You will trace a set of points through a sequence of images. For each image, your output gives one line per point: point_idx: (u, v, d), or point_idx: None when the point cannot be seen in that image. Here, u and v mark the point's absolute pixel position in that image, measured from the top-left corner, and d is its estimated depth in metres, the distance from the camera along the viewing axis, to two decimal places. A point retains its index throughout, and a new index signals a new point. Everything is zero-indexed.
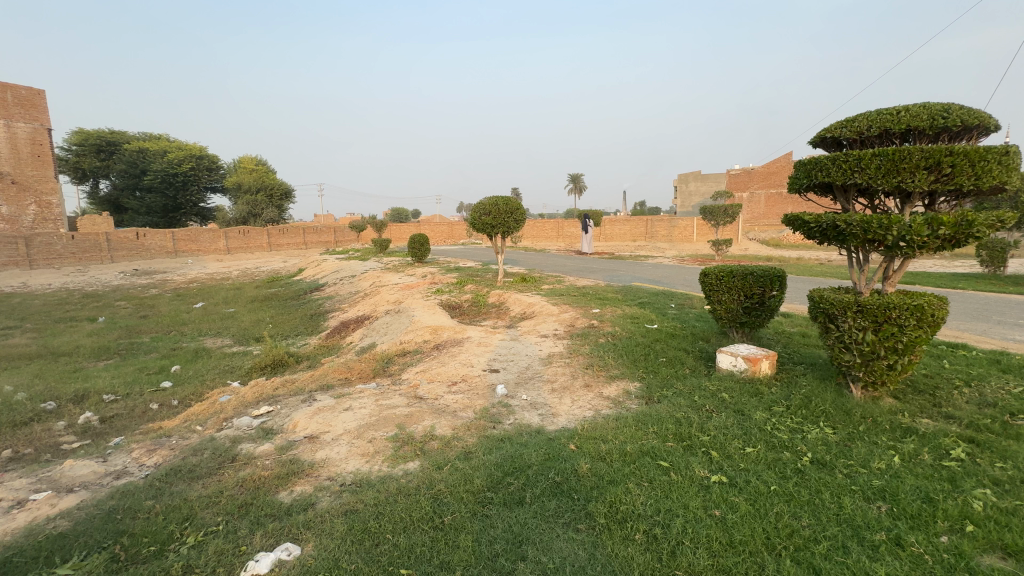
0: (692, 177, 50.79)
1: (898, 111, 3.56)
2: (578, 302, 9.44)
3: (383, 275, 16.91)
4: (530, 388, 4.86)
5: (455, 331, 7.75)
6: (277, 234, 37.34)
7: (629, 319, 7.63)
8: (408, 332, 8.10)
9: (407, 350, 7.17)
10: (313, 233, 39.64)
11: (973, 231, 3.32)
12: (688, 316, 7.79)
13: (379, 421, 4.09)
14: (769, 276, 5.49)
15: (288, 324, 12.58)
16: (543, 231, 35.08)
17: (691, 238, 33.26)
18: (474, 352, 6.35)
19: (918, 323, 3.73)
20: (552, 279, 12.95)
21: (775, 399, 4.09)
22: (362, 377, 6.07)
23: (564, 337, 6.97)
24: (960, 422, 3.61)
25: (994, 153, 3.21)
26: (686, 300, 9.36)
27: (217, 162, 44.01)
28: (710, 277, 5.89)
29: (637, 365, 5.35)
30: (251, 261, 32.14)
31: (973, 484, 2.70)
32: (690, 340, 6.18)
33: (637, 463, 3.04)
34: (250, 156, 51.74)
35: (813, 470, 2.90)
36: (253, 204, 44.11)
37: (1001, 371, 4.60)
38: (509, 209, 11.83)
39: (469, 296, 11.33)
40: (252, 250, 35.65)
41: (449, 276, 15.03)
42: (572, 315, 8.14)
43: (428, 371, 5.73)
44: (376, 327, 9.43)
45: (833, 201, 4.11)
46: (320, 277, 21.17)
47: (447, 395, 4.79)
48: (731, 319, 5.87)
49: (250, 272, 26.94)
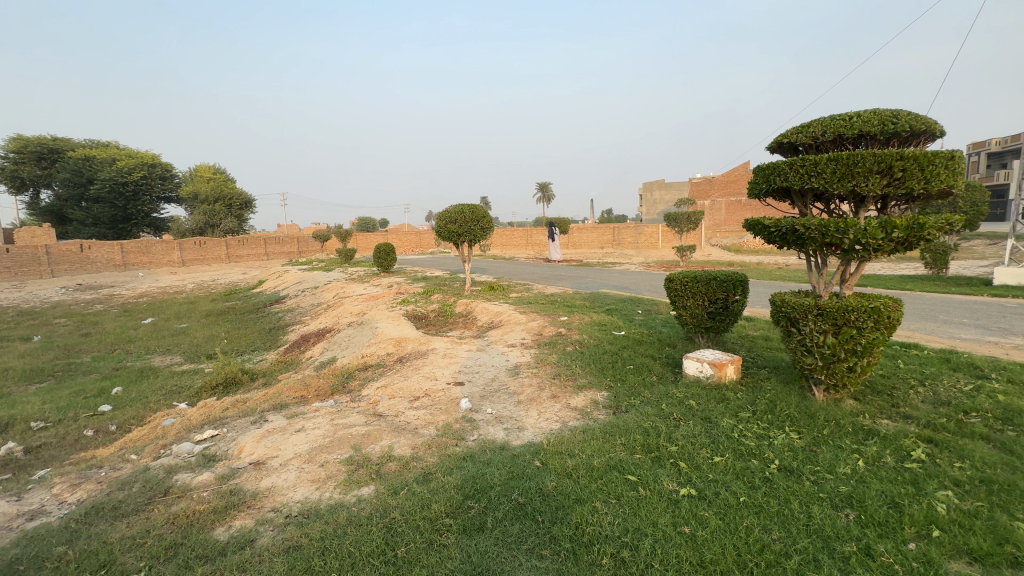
0: (656, 185, 52.06)
1: (850, 117, 3.62)
2: (546, 309, 9.35)
3: (347, 286, 16.42)
4: (495, 400, 4.69)
5: (420, 343, 7.50)
6: (236, 245, 35.94)
7: (596, 326, 7.57)
8: (370, 345, 7.79)
9: (369, 364, 6.88)
10: (275, 243, 38.36)
11: (925, 234, 3.37)
12: (656, 322, 7.80)
13: (333, 443, 3.83)
14: (732, 281, 5.54)
15: (245, 339, 11.98)
16: (513, 239, 35.11)
17: (656, 245, 33.97)
18: (438, 365, 6.13)
19: (876, 324, 3.78)
20: (521, 287, 12.86)
21: (741, 405, 4.07)
22: (319, 395, 5.75)
23: (532, 346, 6.83)
24: (918, 422, 3.66)
25: (941, 158, 3.28)
26: (653, 305, 9.43)
27: (171, 171, 42.17)
28: (675, 282, 5.89)
29: (604, 373, 5.26)
30: (208, 273, 30.76)
31: (935, 486, 2.69)
32: (657, 346, 6.15)
33: (605, 478, 2.91)
34: (208, 164, 49.86)
35: (782, 478, 2.85)
36: (210, 214, 42.41)
37: (951, 370, 4.75)
38: (475, 217, 11.68)
39: (436, 306, 11.08)
40: (209, 262, 34.17)
41: (415, 285, 14.73)
42: (540, 324, 8.04)
43: (390, 386, 5.47)
44: (338, 340, 9.06)
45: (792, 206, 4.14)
46: (281, 289, 20.41)
47: (408, 412, 4.56)
48: (696, 324, 5.88)
49: (207, 285, 25.73)
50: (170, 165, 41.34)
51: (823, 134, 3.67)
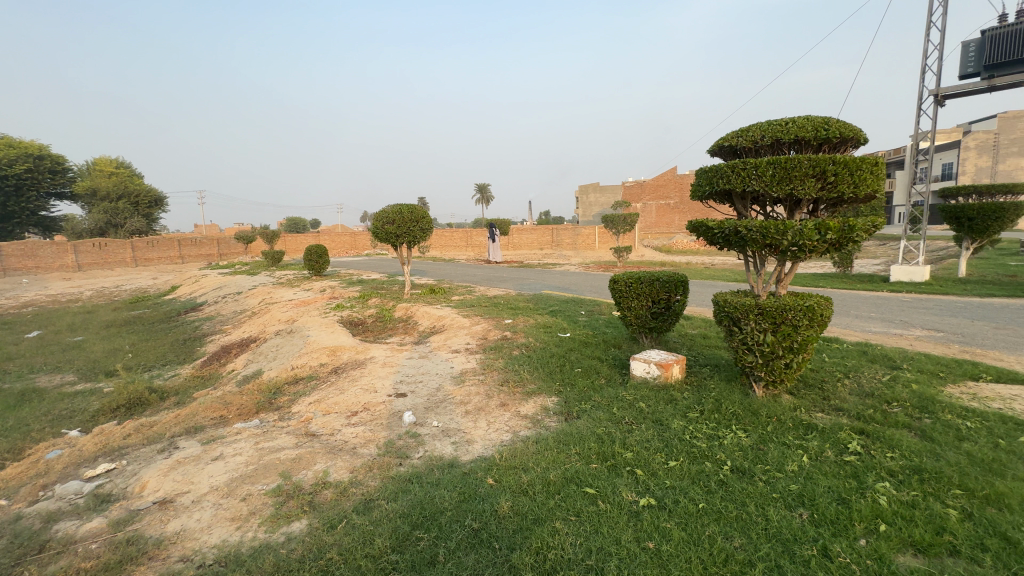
0: (592, 188, 53.62)
1: (786, 122, 3.74)
2: (490, 312, 9.16)
3: (274, 291, 15.28)
4: (441, 412, 4.42)
5: (357, 352, 7.02)
6: (144, 247, 32.53)
7: (542, 329, 7.48)
8: (301, 356, 7.19)
9: (300, 376, 6.32)
10: (191, 245, 35.15)
11: (854, 235, 3.54)
12: (599, 323, 7.85)
13: (257, 472, 3.38)
14: (674, 282, 5.66)
15: (154, 352, 10.73)
16: (452, 241, 34.64)
17: (593, 246, 34.93)
18: (378, 375, 5.73)
19: (810, 322, 3.93)
20: (463, 290, 12.57)
21: (688, 405, 4.10)
22: (241, 414, 5.16)
23: (477, 351, 6.60)
24: (848, 413, 3.85)
25: (867, 163, 3.46)
26: (595, 306, 9.53)
27: (63, 164, 37.43)
28: (620, 284, 5.90)
29: (553, 378, 5.14)
30: (110, 279, 27.57)
31: (874, 478, 2.79)
32: (603, 347, 6.15)
33: (563, 493, 2.76)
34: (109, 157, 44.85)
35: (735, 480, 2.84)
36: (113, 213, 38.13)
37: (870, 362, 5.11)
38: (414, 218, 11.25)
39: (374, 311, 10.53)
40: (112, 266, 30.66)
41: (351, 289, 13.99)
42: (484, 327, 7.82)
43: (324, 401, 5.02)
44: (264, 351, 8.31)
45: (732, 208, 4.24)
46: (198, 295, 18.64)
47: (345, 430, 4.17)
48: (640, 325, 5.93)
49: (109, 292, 23.02)
50: (62, 157, 36.70)
51: (762, 138, 3.77)
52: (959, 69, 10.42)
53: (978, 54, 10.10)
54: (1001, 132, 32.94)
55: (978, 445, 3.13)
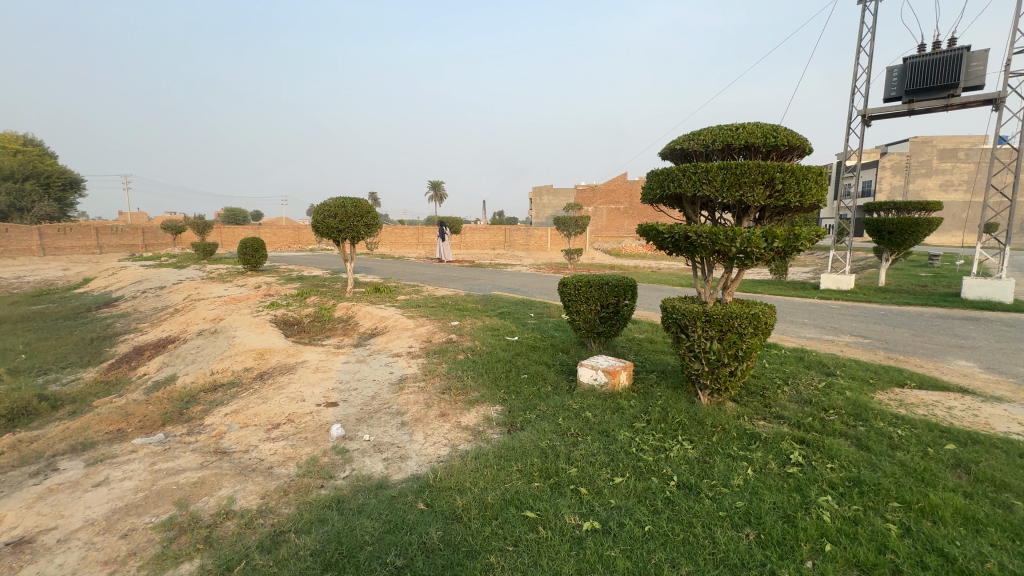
0: (546, 190, 54.03)
1: (736, 128, 3.70)
2: (437, 313, 8.79)
3: (202, 287, 14.10)
4: (375, 423, 4.06)
5: (287, 355, 6.45)
6: (54, 235, 29.32)
7: (489, 331, 7.21)
8: (224, 359, 6.52)
9: (220, 382, 5.70)
10: (111, 234, 32.07)
11: (799, 245, 3.54)
12: (548, 326, 7.69)
13: (146, 500, 2.89)
14: (623, 286, 5.58)
15: (53, 353, 9.51)
16: (403, 238, 33.73)
17: (545, 247, 35.14)
18: (308, 382, 5.24)
19: (755, 330, 3.91)
20: (410, 289, 12.09)
21: (635, 414, 3.97)
22: (143, 427, 4.53)
23: (419, 355, 6.24)
24: (789, 421, 3.86)
25: (813, 173, 3.47)
26: (545, 308, 9.40)
27: None
28: (569, 287, 5.75)
29: (498, 385, 4.89)
30: (10, 268, 24.59)
31: (816, 491, 2.75)
32: (550, 352, 5.98)
33: (501, 518, 2.51)
34: (15, 133, 40.15)
35: (682, 498, 2.70)
36: (17, 195, 34.19)
37: (806, 368, 5.23)
38: (359, 212, 10.67)
39: (312, 310, 9.88)
40: (13, 254, 27.40)
41: (289, 286, 13.12)
42: (429, 330, 7.47)
43: (243, 412, 4.51)
44: (183, 353, 7.52)
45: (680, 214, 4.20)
46: (114, 289, 16.91)
47: (262, 446, 3.71)
48: (589, 329, 5.80)
49: (7, 284, 20.49)
50: None
51: (713, 143, 3.70)
52: (884, 92, 11.16)
53: (900, 79, 10.85)
54: (912, 154, 36.22)
55: (910, 454, 3.19)
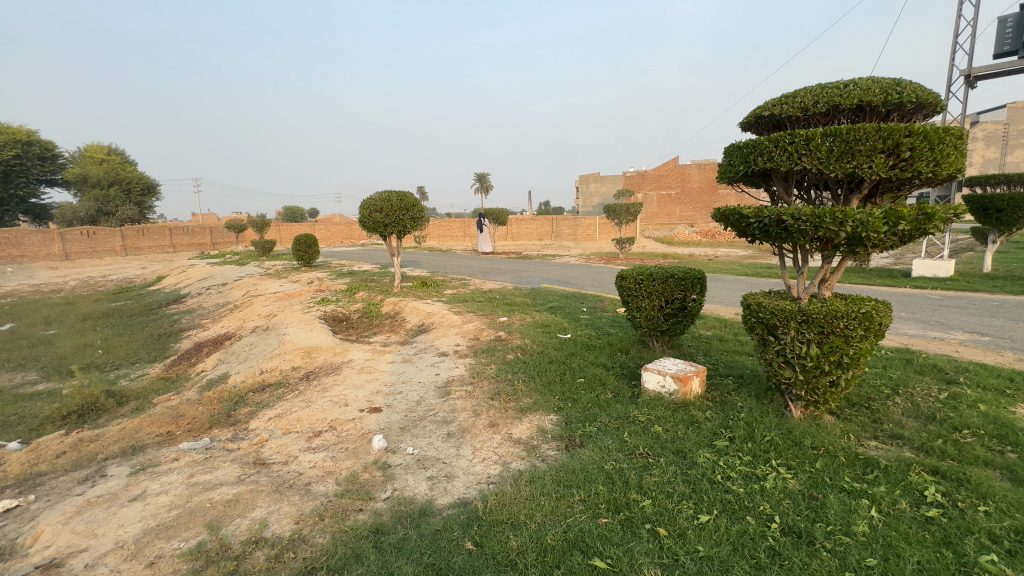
0: (593, 178, 52.59)
1: (844, 85, 3.02)
2: (484, 308, 8.46)
3: (260, 283, 14.58)
4: (419, 434, 3.73)
5: (334, 354, 6.31)
6: (134, 236, 31.75)
7: (539, 328, 6.77)
8: (273, 357, 6.49)
9: (268, 383, 5.62)
10: (183, 234, 34.32)
11: (930, 226, 2.82)
12: (602, 322, 7.14)
13: (178, 520, 2.68)
14: (691, 279, 4.96)
15: (125, 349, 10.04)
16: (450, 230, 33.89)
17: (594, 237, 34.20)
18: (352, 384, 5.03)
19: (865, 332, 3.22)
20: (456, 283, 11.85)
21: (715, 431, 3.40)
22: (191, 431, 4.45)
23: (467, 355, 5.90)
24: (911, 444, 3.15)
25: (952, 135, 2.74)
26: (597, 302, 8.84)
27: (53, 150, 36.44)
28: (628, 281, 5.18)
29: (552, 391, 4.45)
30: (97, 268, 26.84)
31: (975, 548, 2.11)
32: (607, 352, 5.46)
33: (563, 569, 2.08)
34: (100, 144, 43.75)
35: (791, 549, 2.15)
36: (103, 200, 37.29)
37: (919, 373, 4.40)
38: (404, 206, 10.50)
39: (360, 306, 9.84)
40: (100, 254, 29.91)
41: (339, 281, 13.27)
42: (476, 326, 7.13)
43: (287, 417, 4.33)
44: (237, 350, 7.62)
45: (765, 193, 3.59)
46: (182, 286, 17.90)
47: (301, 458, 3.46)
48: (651, 328, 5.22)
49: (94, 282, 22.34)
50: (50, 143, 35.72)
51: (814, 105, 3.04)
52: (995, 48, 9.62)
53: (1016, 31, 9.32)
54: (1011, 122, 32.04)
55: None
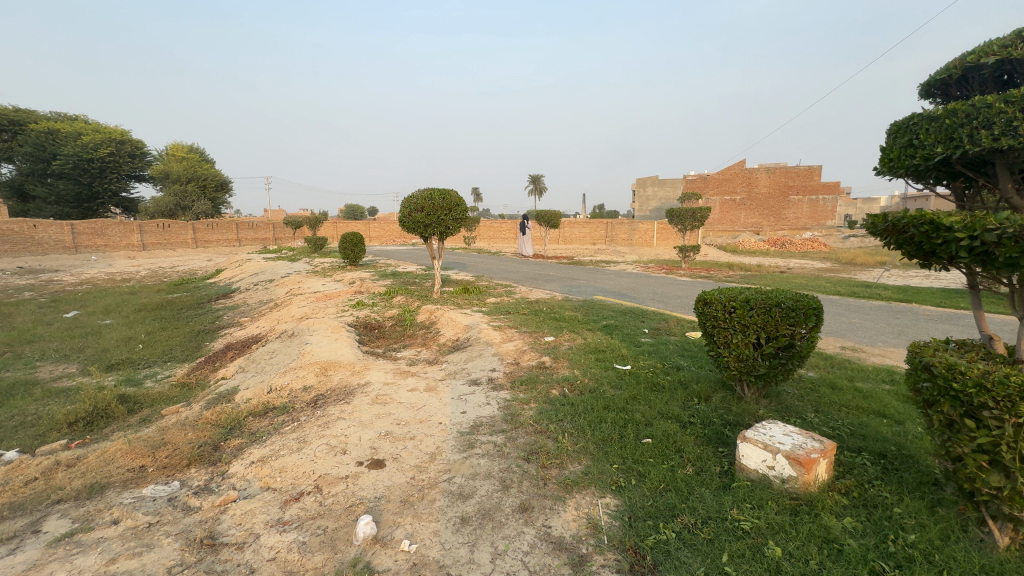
0: (651, 181, 50.15)
1: None
2: (528, 323, 7.40)
3: (305, 281, 14.37)
4: (424, 514, 2.72)
5: (351, 374, 5.46)
6: (204, 229, 33.49)
7: (592, 355, 5.62)
8: (287, 372, 5.76)
9: (271, 405, 4.85)
10: (248, 229, 35.86)
11: None
12: (669, 350, 5.87)
13: None
14: (804, 310, 3.66)
15: (164, 345, 9.86)
16: (500, 232, 33.23)
17: (651, 243, 32.31)
18: (359, 419, 4.11)
19: None
20: (500, 290, 10.90)
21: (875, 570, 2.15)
22: (164, 469, 3.69)
23: (502, 387, 4.85)
24: None
25: None
26: (661, 322, 7.54)
27: (141, 148, 39.22)
28: (715, 307, 3.94)
29: (608, 454, 3.31)
30: (168, 259, 28.40)
31: None
32: (681, 398, 4.23)
33: None
34: (183, 144, 46.98)
35: None
36: (182, 195, 39.85)
37: None
38: (447, 205, 9.66)
39: (396, 312, 9.09)
40: (173, 246, 31.75)
41: (380, 283, 12.67)
42: (517, 347, 6.09)
43: (271, 463, 3.47)
44: (258, 358, 7.02)
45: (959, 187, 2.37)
46: (236, 281, 18.21)
47: (261, 541, 2.54)
48: (743, 372, 3.94)
49: (162, 273, 23.43)
50: (140, 141, 38.41)
51: None
52: None
53: None
54: None
55: None
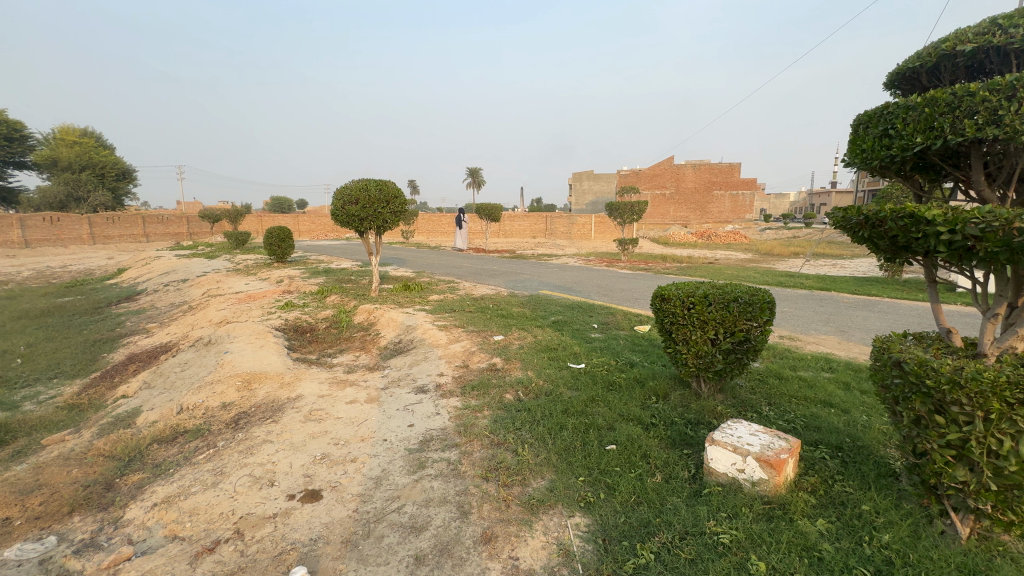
0: (587, 176, 51.23)
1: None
2: (475, 322, 7.06)
3: (225, 280, 13.06)
4: (372, 556, 2.33)
5: (279, 387, 4.85)
6: (103, 223, 29.79)
7: (544, 354, 5.39)
8: (202, 387, 5.02)
9: (182, 429, 4.16)
10: (157, 223, 32.37)
11: None
12: (620, 346, 5.79)
13: None
14: (759, 304, 3.63)
15: (49, 359, 8.45)
16: (440, 226, 32.50)
17: (589, 236, 33.03)
18: (289, 440, 3.59)
19: None
20: (443, 287, 10.46)
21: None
22: (36, 521, 2.98)
23: (452, 394, 4.48)
24: None
25: None
26: (608, 316, 7.50)
27: (22, 130, 34.15)
28: (673, 303, 3.83)
29: (573, 465, 3.07)
30: (59, 257, 24.92)
31: None
32: (640, 397, 4.09)
33: None
34: (74, 127, 41.54)
35: None
36: (74, 185, 35.19)
37: None
38: (384, 197, 9.06)
39: (330, 313, 8.40)
40: (65, 243, 27.97)
41: (312, 281, 11.75)
42: (465, 348, 5.74)
43: (179, 503, 2.89)
44: (167, 371, 6.13)
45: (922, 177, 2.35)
46: (143, 281, 16.25)
47: None
48: (700, 369, 3.87)
49: (50, 274, 20.48)
50: (19, 122, 33.38)
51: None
52: None
53: None
54: None
55: None
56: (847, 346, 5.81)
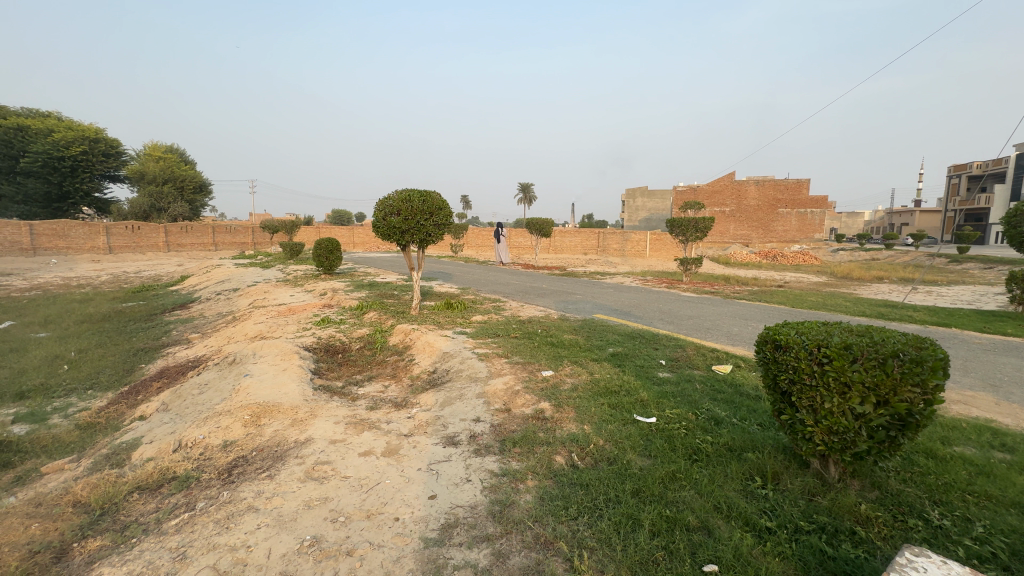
0: (642, 192, 49.54)
1: None
2: (520, 351, 6.14)
3: (273, 291, 12.94)
4: None
5: (289, 425, 4.13)
6: (178, 232, 31.72)
7: (603, 400, 4.38)
8: (209, 419, 4.41)
9: (171, 476, 3.50)
10: (224, 233, 34.05)
11: None
12: (699, 393, 4.66)
13: None
14: (934, 365, 2.49)
15: (92, 366, 8.35)
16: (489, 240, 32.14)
17: (645, 254, 31.48)
18: (279, 510, 2.81)
19: None
20: (488, 306, 9.66)
21: None
22: None
23: (487, 450, 3.57)
24: None
25: None
26: (677, 350, 6.35)
27: (117, 147, 37.36)
28: (796, 353, 2.77)
29: None
30: (135, 263, 26.54)
31: None
32: (742, 480, 2.99)
33: None
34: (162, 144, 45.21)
35: None
36: (157, 197, 37.89)
37: None
38: (428, 208, 8.43)
39: (365, 332, 7.78)
40: (143, 250, 29.89)
41: (354, 295, 11.31)
42: (506, 386, 4.82)
43: None
44: (187, 392, 5.64)
45: None
46: (201, 289, 16.65)
47: None
48: (835, 449, 2.75)
49: (124, 279, 21.66)
50: (115, 140, 36.47)
51: None
52: None
53: None
54: None
55: None
56: (1011, 409, 4.37)
